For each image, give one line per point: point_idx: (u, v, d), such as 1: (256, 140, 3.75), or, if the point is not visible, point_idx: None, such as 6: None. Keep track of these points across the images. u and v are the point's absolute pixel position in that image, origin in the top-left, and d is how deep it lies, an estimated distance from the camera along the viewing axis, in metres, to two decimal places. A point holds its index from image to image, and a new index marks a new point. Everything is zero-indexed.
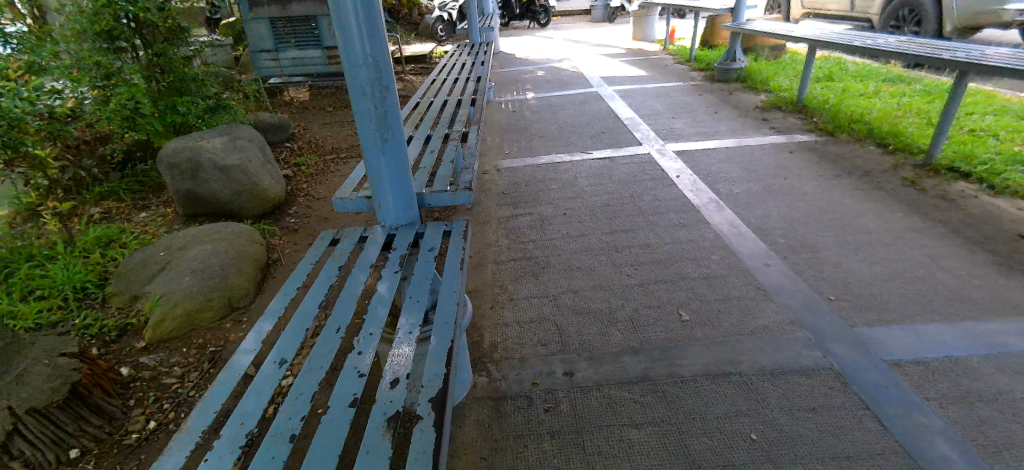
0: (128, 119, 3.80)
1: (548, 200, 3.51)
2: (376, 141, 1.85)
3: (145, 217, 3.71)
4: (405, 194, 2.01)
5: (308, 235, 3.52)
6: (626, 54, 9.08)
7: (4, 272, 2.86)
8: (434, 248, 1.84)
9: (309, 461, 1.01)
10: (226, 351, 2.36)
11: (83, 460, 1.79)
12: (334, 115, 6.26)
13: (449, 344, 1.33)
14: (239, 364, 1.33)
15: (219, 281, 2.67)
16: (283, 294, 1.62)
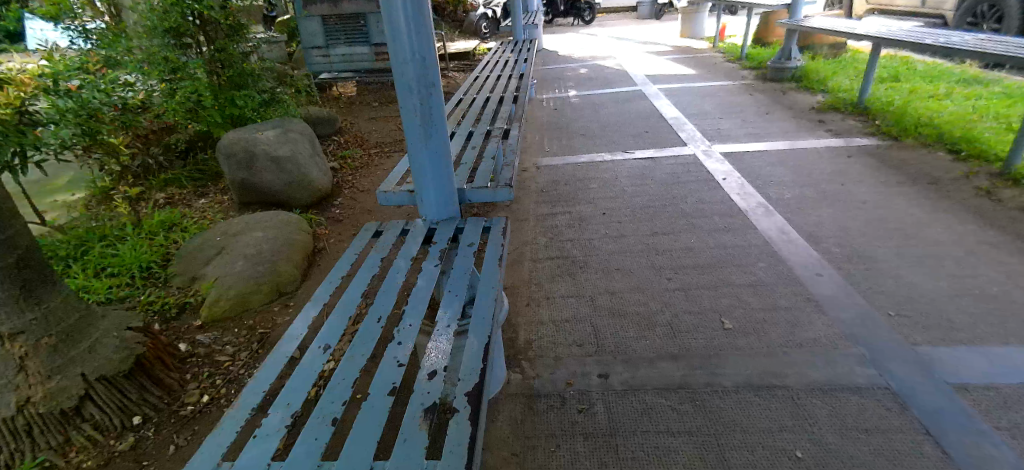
0: (192, 111, 4.05)
1: (587, 199, 3.48)
2: (420, 136, 1.88)
3: (204, 203, 3.93)
4: (447, 189, 2.03)
5: (352, 226, 3.62)
6: (673, 52, 8.86)
7: (80, 250, 3.10)
8: (473, 244, 1.85)
9: (349, 447, 1.04)
10: (274, 333, 2.47)
11: (146, 425, 1.92)
12: (379, 110, 6.41)
13: (487, 339, 1.34)
14: (285, 348, 1.39)
15: (269, 267, 2.79)
16: (328, 282, 1.68)
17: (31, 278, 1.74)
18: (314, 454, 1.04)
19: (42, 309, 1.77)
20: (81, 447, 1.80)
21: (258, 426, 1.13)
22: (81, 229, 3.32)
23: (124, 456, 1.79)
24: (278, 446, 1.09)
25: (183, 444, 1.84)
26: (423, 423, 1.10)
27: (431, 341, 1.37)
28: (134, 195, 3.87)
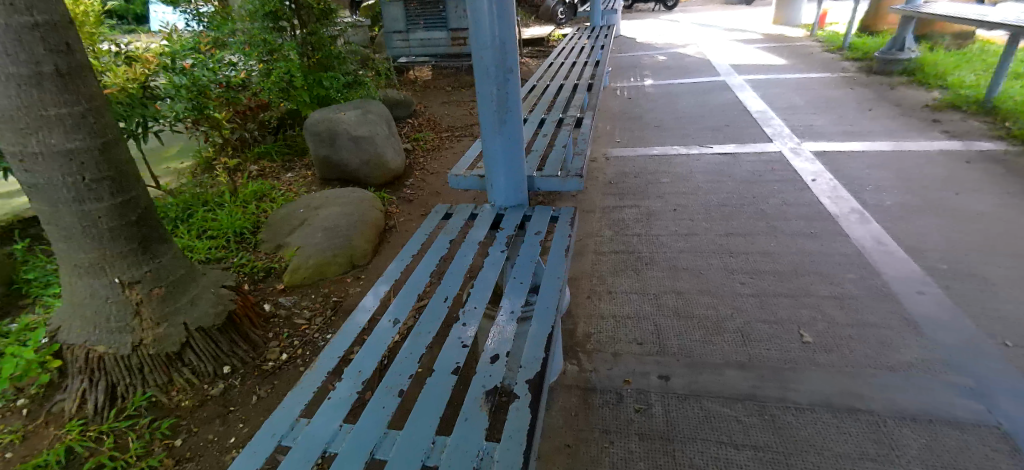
0: (284, 90, 4.34)
1: (658, 193, 3.36)
2: (494, 121, 1.90)
3: (291, 177, 4.22)
4: (518, 176, 2.03)
5: (421, 207, 3.75)
6: (763, 40, 8.27)
7: (186, 214, 3.44)
8: (540, 232, 1.85)
9: (414, 421, 1.09)
10: (347, 302, 2.63)
11: (234, 374, 2.13)
12: (453, 94, 6.52)
13: (550, 329, 1.34)
14: (358, 318, 1.47)
15: (344, 240, 2.97)
16: (399, 260, 1.75)
17: (149, 236, 1.93)
18: (381, 422, 1.10)
19: (156, 263, 1.97)
20: (181, 388, 2.02)
21: (331, 390, 1.21)
22: (187, 195, 3.67)
23: (215, 400, 2.01)
24: (348, 410, 1.16)
25: (264, 396, 2.03)
26: (483, 405, 1.12)
27: (495, 325, 1.40)
28: (231, 166, 4.22)
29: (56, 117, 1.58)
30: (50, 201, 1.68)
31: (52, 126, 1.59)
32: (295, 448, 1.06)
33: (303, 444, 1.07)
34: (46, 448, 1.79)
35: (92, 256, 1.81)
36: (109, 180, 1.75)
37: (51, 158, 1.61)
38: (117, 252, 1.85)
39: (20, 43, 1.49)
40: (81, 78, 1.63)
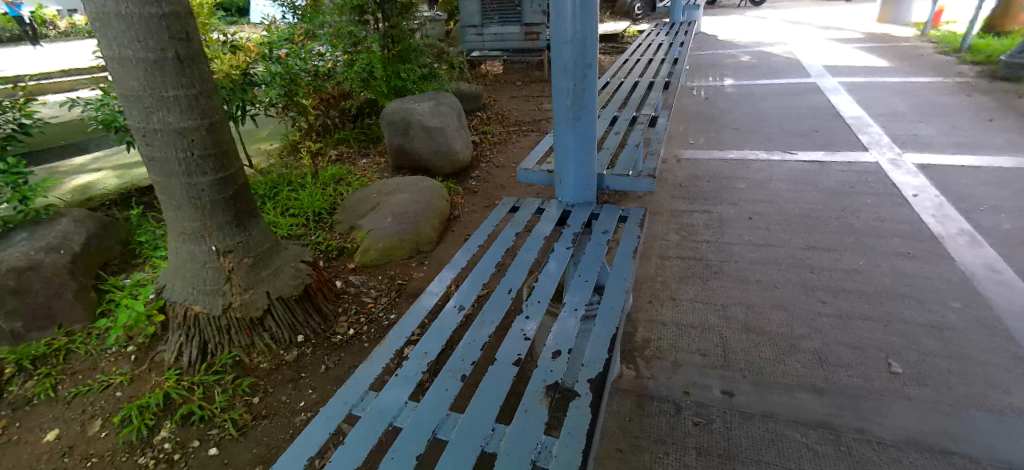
0: (365, 80, 4.55)
1: (732, 199, 3.19)
2: (568, 117, 1.88)
3: (366, 163, 4.43)
4: (588, 173, 2.01)
5: (486, 199, 3.80)
6: (864, 39, 7.59)
7: (272, 192, 3.70)
8: (607, 232, 1.83)
9: (475, 406, 1.12)
10: (411, 286, 2.74)
11: (307, 344, 2.28)
12: (523, 89, 6.54)
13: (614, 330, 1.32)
14: (424, 302, 1.52)
15: (412, 226, 3.08)
16: (465, 249, 1.79)
17: (243, 210, 2.09)
18: (443, 404, 1.14)
19: (246, 236, 2.12)
20: (260, 350, 2.19)
21: (398, 367, 1.27)
22: (273, 175, 3.94)
23: (289, 366, 2.17)
24: (413, 388, 1.21)
25: (332, 367, 2.17)
26: (543, 399, 1.13)
27: (559, 321, 1.39)
28: (313, 150, 4.49)
29: (175, 98, 1.76)
30: (164, 172, 1.87)
31: (170, 107, 1.76)
32: (362, 418, 1.12)
33: (371, 415, 1.13)
34: (149, 391, 2.02)
35: (195, 225, 2.00)
36: (212, 157, 1.91)
37: (168, 135, 1.80)
38: (215, 223, 2.01)
39: (148, 30, 1.66)
40: (195, 63, 1.79)
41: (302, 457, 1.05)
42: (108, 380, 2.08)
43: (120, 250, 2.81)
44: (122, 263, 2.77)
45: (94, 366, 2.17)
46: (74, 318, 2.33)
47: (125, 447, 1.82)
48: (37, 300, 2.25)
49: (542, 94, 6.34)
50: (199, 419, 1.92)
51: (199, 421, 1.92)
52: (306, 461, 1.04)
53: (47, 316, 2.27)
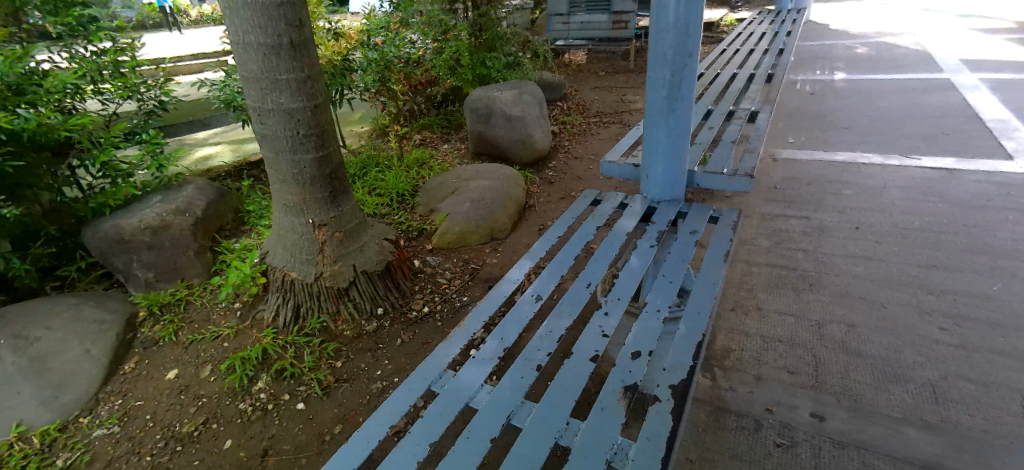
0: (452, 68, 4.66)
1: (835, 206, 2.91)
2: (662, 108, 1.81)
3: (447, 148, 4.56)
4: (678, 168, 1.92)
5: (562, 190, 3.77)
6: (1015, 30, 6.55)
7: (361, 172, 3.90)
8: (696, 232, 1.74)
9: (551, 398, 1.12)
10: (483, 271, 2.81)
11: (385, 317, 2.41)
12: (607, 80, 6.38)
13: (700, 336, 1.26)
14: (502, 289, 1.55)
15: (488, 213, 3.14)
16: (545, 239, 1.79)
17: (337, 187, 2.24)
18: (518, 392, 1.16)
19: (338, 211, 2.26)
20: (344, 318, 2.34)
21: (475, 350, 1.30)
22: (362, 156, 4.15)
23: (368, 336, 2.31)
24: (489, 372, 1.24)
25: (407, 341, 2.29)
26: (620, 400, 1.12)
27: (639, 321, 1.36)
28: (400, 134, 4.67)
29: (287, 80, 1.91)
30: (273, 149, 2.03)
31: (283, 88, 1.91)
32: (440, 395, 1.17)
33: (448, 394, 1.18)
34: (250, 345, 2.24)
35: (296, 198, 2.16)
36: (315, 136, 2.05)
37: (278, 114, 1.95)
38: (313, 197, 2.17)
39: (268, 18, 1.81)
40: (306, 48, 1.93)
41: (383, 425, 1.12)
42: (218, 331, 2.33)
43: (233, 217, 3.12)
44: (234, 228, 3.07)
45: (206, 317, 2.43)
46: (195, 273, 2.63)
47: (229, 392, 2.05)
48: (167, 255, 2.58)
49: (626, 85, 6.14)
50: (290, 375, 2.10)
51: (289, 377, 2.10)
52: (386, 429, 1.11)
53: (173, 270, 2.59)
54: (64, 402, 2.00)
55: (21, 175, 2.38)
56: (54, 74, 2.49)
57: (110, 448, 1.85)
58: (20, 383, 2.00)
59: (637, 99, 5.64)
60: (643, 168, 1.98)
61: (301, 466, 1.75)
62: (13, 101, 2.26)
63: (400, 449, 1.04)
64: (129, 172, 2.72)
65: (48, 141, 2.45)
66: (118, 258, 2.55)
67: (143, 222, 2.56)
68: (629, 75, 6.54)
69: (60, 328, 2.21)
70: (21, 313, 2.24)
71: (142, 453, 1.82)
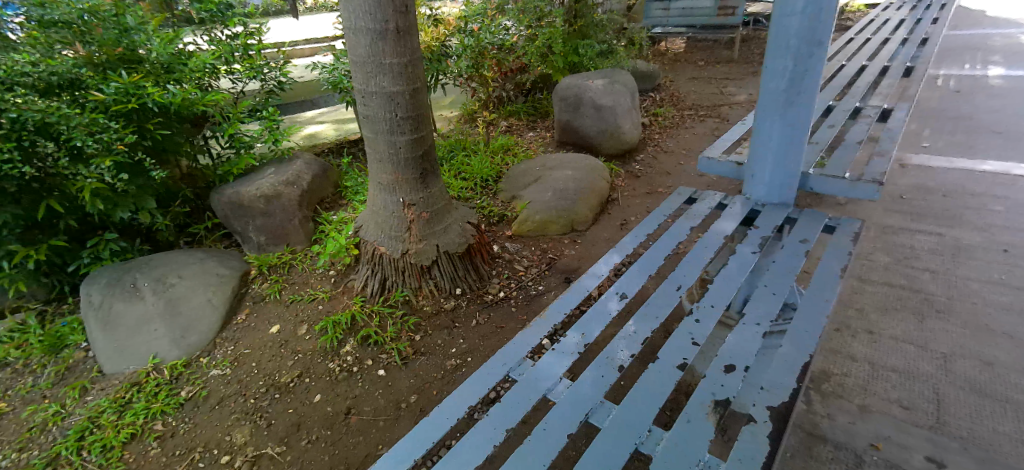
0: (544, 55, 4.64)
1: (974, 224, 2.54)
2: (780, 102, 1.67)
3: (532, 137, 4.56)
4: (790, 169, 1.77)
5: (648, 185, 3.65)
6: None
7: (448, 156, 3.96)
8: (806, 241, 1.61)
9: (635, 402, 1.12)
10: (561, 261, 2.81)
11: (463, 297, 2.50)
12: (705, 70, 6.02)
13: (805, 358, 1.18)
14: (587, 283, 1.54)
15: (570, 204, 3.12)
16: (633, 236, 1.75)
17: (427, 169, 2.32)
18: (599, 391, 1.16)
19: (426, 192, 2.35)
20: (425, 294, 2.46)
21: (557, 341, 1.33)
22: (449, 139, 4.24)
23: (446, 314, 2.41)
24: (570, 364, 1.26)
25: (481, 323, 2.36)
26: (709, 415, 1.09)
27: (734, 333, 1.30)
28: (487, 119, 4.70)
29: (390, 65, 2.01)
30: (374, 130, 2.15)
31: (386, 72, 2.02)
32: (520, 383, 1.21)
33: (527, 383, 1.22)
34: (341, 311, 2.42)
35: (390, 177, 2.27)
36: (411, 119, 2.14)
37: (380, 97, 2.06)
38: (405, 177, 2.27)
39: (377, 6, 1.91)
40: (409, 34, 2.02)
41: (463, 404, 1.18)
42: (315, 294, 2.54)
43: (333, 190, 3.36)
44: (333, 201, 3.32)
45: (305, 281, 2.66)
46: (299, 240, 2.89)
47: (321, 352, 2.24)
48: (277, 221, 2.85)
49: (727, 77, 5.76)
50: (374, 343, 2.26)
51: (374, 344, 2.25)
52: (466, 408, 1.17)
53: (281, 235, 2.86)
54: (189, 342, 2.30)
55: (168, 143, 2.76)
56: (197, 55, 2.85)
57: (222, 387, 2.11)
58: (157, 322, 2.34)
59: (738, 92, 5.27)
60: (748, 165, 1.85)
61: (379, 429, 1.89)
62: (164, 78, 2.64)
63: (478, 430, 1.10)
64: (250, 144, 3.02)
65: (188, 115, 2.80)
66: (237, 220, 2.87)
67: (258, 190, 2.83)
68: (731, 66, 6.12)
69: (191, 277, 2.51)
70: (161, 261, 2.57)
71: (248, 395, 2.06)
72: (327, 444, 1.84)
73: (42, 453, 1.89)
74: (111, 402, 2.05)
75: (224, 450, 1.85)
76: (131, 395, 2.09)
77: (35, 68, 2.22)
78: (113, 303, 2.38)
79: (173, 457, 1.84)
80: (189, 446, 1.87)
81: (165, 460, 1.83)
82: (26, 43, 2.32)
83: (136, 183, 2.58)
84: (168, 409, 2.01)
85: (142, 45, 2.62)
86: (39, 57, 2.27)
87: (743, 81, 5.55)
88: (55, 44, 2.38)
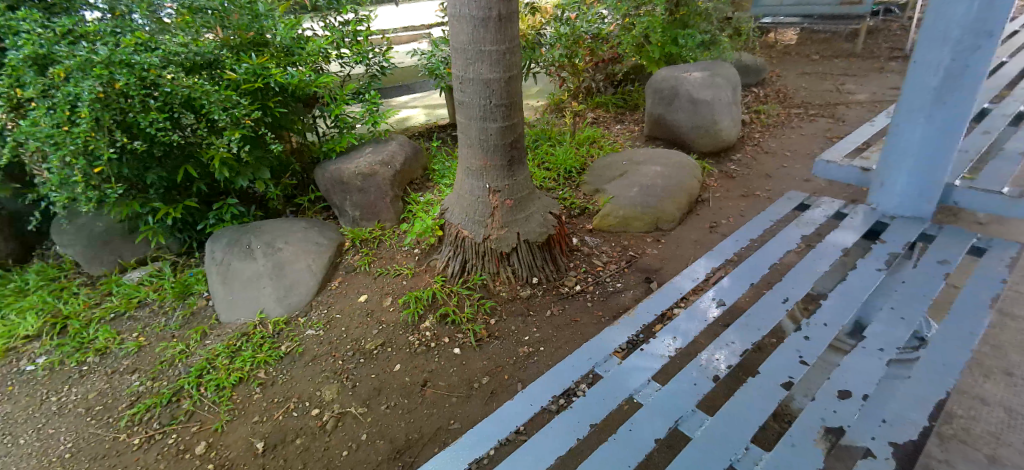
0: (639, 45, 4.50)
1: None
2: (926, 103, 1.42)
3: (620, 130, 4.34)
4: (930, 180, 1.54)
5: (744, 187, 3.42)
6: None
7: (532, 146, 3.88)
8: (946, 262, 1.43)
9: (731, 415, 1.08)
10: (641, 260, 2.74)
11: (539, 286, 2.51)
12: (819, 65, 5.49)
13: (939, 395, 1.05)
14: (681, 285, 1.52)
15: (656, 202, 3.01)
16: (733, 240, 1.68)
17: (515, 156, 2.32)
18: (691, 398, 1.14)
19: (512, 180, 2.36)
20: (502, 280, 2.49)
21: (646, 343, 1.32)
22: (535, 129, 4.16)
23: (521, 301, 2.44)
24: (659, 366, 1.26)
25: (555, 314, 2.37)
26: (817, 441, 1.01)
27: (850, 357, 1.19)
28: (575, 110, 4.60)
29: (490, 52, 2.04)
30: (467, 115, 2.20)
31: (484, 60, 2.06)
32: (605, 378, 1.23)
33: (614, 381, 1.22)
34: (422, 287, 2.53)
35: (478, 163, 2.31)
36: (504, 107, 2.16)
37: (476, 84, 2.10)
38: (493, 164, 2.29)
39: None
40: (510, 22, 2.04)
41: (548, 392, 1.20)
42: (400, 270, 2.67)
43: (421, 172, 3.49)
44: (422, 182, 3.45)
45: (392, 256, 2.80)
46: (389, 217, 3.04)
47: (403, 324, 2.36)
48: (371, 198, 3.02)
49: (845, 73, 5.22)
50: (451, 321, 2.34)
51: (451, 323, 2.34)
52: (550, 397, 1.19)
53: (373, 212, 3.03)
54: (290, 302, 2.54)
55: (284, 120, 3.03)
56: (314, 40, 3.10)
57: (316, 347, 2.30)
58: (265, 280, 2.59)
59: (857, 90, 4.76)
60: (879, 171, 1.64)
61: (452, 404, 1.97)
62: (284, 60, 2.91)
63: (562, 421, 1.12)
64: (353, 125, 3.24)
65: (303, 95, 3.06)
66: (337, 195, 3.08)
67: (357, 168, 3.02)
68: (851, 61, 5.54)
69: (295, 243, 2.75)
70: (272, 226, 2.84)
71: (337, 356, 2.24)
72: (404, 411, 1.96)
73: (169, 384, 2.18)
74: (224, 348, 2.31)
75: (314, 403, 2.03)
76: (241, 343, 2.34)
77: (185, 48, 2.50)
78: (231, 261, 2.68)
79: (273, 403, 2.04)
80: (286, 396, 2.07)
81: (266, 405, 2.04)
82: (176, 26, 2.61)
83: (255, 154, 2.86)
84: (269, 361, 2.23)
85: (269, 30, 2.90)
86: (189, 39, 2.56)
87: (864, 79, 5.01)
88: (200, 27, 2.67)
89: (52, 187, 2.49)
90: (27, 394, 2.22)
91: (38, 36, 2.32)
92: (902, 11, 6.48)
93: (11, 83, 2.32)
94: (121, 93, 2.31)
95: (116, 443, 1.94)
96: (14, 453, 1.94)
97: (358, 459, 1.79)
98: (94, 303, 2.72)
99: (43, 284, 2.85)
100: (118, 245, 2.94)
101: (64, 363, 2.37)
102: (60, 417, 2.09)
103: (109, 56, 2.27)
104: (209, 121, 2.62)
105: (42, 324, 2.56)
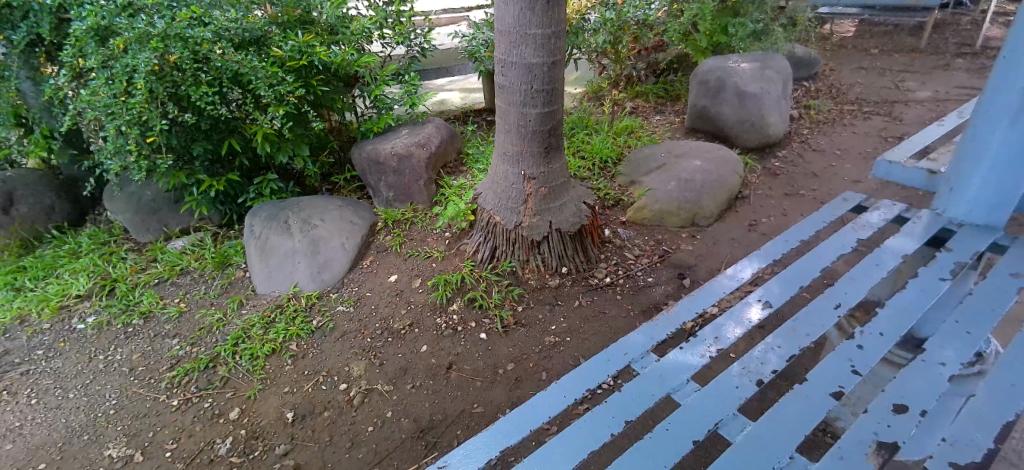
0: (687, 34, 4.33)
1: None
2: (1013, 105, 1.29)
3: (660, 120, 4.20)
4: (1007, 191, 1.43)
5: (788, 186, 3.28)
6: None
7: (569, 133, 3.80)
8: (1021, 276, 1.32)
9: (775, 421, 1.03)
10: (675, 255, 2.67)
11: (568, 276, 2.47)
12: (878, 60, 5.18)
13: (1009, 417, 0.97)
14: (724, 285, 1.46)
15: (695, 197, 2.91)
16: (783, 241, 1.60)
17: (553, 143, 2.27)
18: (733, 402, 1.09)
19: (547, 167, 2.31)
20: (532, 268, 2.46)
21: (686, 341, 1.28)
22: (572, 117, 4.05)
23: (550, 290, 2.42)
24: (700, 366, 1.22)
25: (583, 305, 2.34)
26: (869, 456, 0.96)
27: (908, 371, 1.12)
28: (614, 99, 4.44)
29: (536, 35, 1.99)
30: (508, 100, 2.16)
31: (529, 44, 2.00)
32: (641, 375, 1.19)
33: (651, 378, 1.18)
34: (451, 271, 2.52)
35: (516, 148, 2.26)
36: (546, 92, 2.11)
37: (519, 67, 2.06)
38: (530, 149, 2.24)
39: None
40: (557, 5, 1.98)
41: (582, 386, 1.17)
42: (430, 252, 2.66)
43: (456, 156, 3.45)
44: (456, 166, 3.41)
45: (423, 238, 2.79)
46: (422, 200, 3.05)
47: (432, 306, 2.37)
48: (405, 179, 3.02)
49: (905, 69, 4.91)
50: (478, 306, 2.34)
51: (478, 307, 2.34)
52: (586, 390, 1.16)
53: (406, 193, 3.04)
54: (323, 278, 2.59)
55: (324, 99, 3.07)
56: (358, 19, 3.11)
57: (346, 323, 2.35)
58: (299, 256, 2.64)
59: (918, 88, 4.47)
60: (949, 176, 1.53)
61: (476, 388, 1.98)
62: (329, 39, 2.96)
63: (596, 415, 1.09)
64: (391, 106, 3.24)
65: (344, 74, 3.09)
66: (372, 175, 3.09)
67: (394, 149, 3.02)
68: (913, 57, 5.20)
69: (330, 221, 2.78)
70: (309, 203, 2.88)
71: (366, 335, 2.27)
72: (430, 392, 1.98)
73: (207, 351, 2.26)
74: (260, 319, 2.38)
75: (343, 378, 2.07)
76: (275, 316, 2.40)
77: (236, 24, 2.56)
78: (269, 235, 2.74)
79: (303, 376, 2.09)
80: (316, 370, 2.12)
81: (297, 377, 2.09)
82: (227, 2, 2.65)
83: (296, 130, 2.92)
84: (301, 334, 2.29)
85: (315, 8, 2.97)
86: (240, 16, 2.62)
87: (927, 76, 4.70)
88: (250, 5, 2.72)
89: (107, 155, 2.59)
90: (77, 351, 2.34)
91: (101, 9, 2.38)
92: (974, 4, 6.03)
93: (74, 54, 2.42)
94: (175, 66, 2.39)
95: (156, 403, 2.03)
96: (64, 406, 2.05)
97: (383, 436, 1.82)
98: (140, 268, 2.84)
99: (94, 248, 2.99)
100: (164, 214, 3.05)
101: (112, 324, 2.49)
102: (107, 375, 2.20)
103: (165, 29, 2.34)
104: (255, 98, 2.67)
105: (93, 285, 2.70)
